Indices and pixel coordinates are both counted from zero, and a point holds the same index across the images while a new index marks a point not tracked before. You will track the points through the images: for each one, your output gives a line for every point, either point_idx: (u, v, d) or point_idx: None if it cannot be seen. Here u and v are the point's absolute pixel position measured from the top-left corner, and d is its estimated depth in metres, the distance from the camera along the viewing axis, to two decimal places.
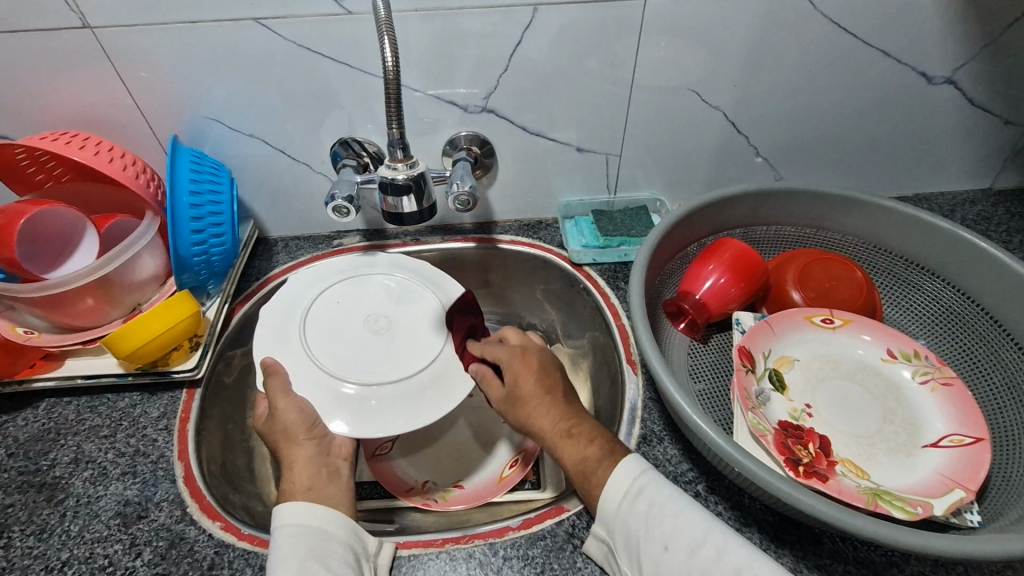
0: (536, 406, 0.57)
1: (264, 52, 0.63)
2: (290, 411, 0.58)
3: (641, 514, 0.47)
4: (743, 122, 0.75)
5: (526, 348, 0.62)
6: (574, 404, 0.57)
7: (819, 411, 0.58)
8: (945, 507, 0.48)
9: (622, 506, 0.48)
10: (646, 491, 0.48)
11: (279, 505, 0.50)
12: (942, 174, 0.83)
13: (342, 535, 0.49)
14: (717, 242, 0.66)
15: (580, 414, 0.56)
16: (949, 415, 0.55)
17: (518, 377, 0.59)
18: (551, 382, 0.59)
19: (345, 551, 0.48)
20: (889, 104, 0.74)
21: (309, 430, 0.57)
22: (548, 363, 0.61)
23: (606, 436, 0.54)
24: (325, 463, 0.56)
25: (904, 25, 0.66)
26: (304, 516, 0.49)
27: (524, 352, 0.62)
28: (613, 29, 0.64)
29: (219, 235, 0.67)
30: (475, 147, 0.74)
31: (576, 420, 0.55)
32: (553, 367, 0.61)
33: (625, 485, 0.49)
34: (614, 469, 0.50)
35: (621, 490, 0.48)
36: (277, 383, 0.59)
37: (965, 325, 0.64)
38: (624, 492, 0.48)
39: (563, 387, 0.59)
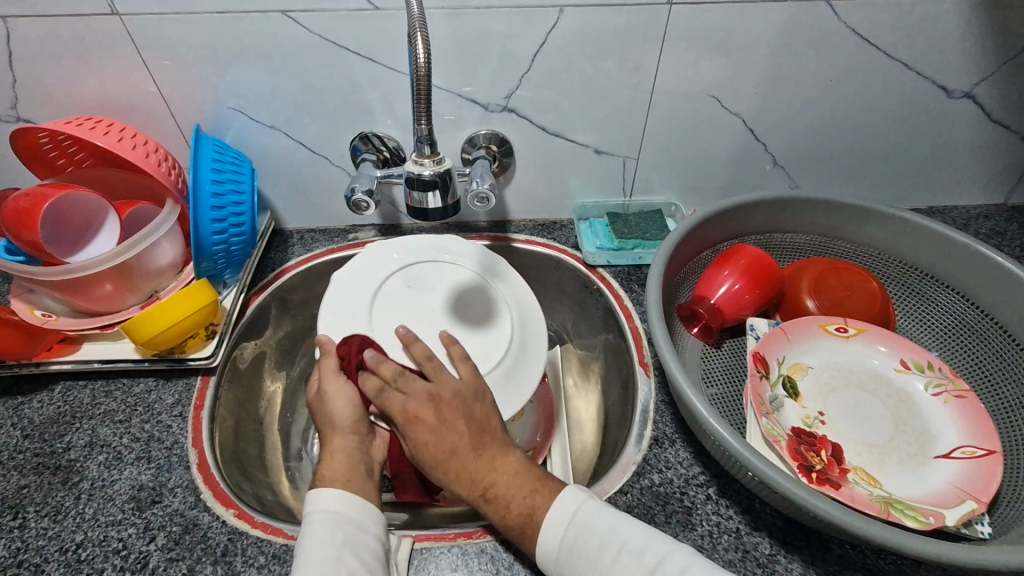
0: (442, 471, 0.54)
1: (289, 44, 0.63)
2: (339, 398, 0.59)
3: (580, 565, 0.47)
4: (761, 129, 0.75)
5: (421, 396, 0.57)
6: (486, 453, 0.54)
7: (832, 419, 0.58)
8: (956, 517, 0.48)
9: (557, 558, 0.48)
10: (581, 535, 0.48)
11: (313, 490, 0.52)
12: (957, 187, 0.83)
13: (375, 531, 0.51)
14: (734, 248, 0.67)
15: (492, 467, 0.54)
16: (962, 427, 0.56)
17: (418, 437, 0.55)
18: (458, 439, 0.55)
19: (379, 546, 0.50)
20: (908, 116, 0.74)
21: (356, 425, 0.59)
22: (454, 413, 0.56)
23: (532, 486, 0.52)
24: (365, 461, 0.57)
25: (925, 39, 0.66)
26: (338, 505, 0.50)
27: (420, 405, 0.56)
28: (637, 32, 0.65)
29: (239, 224, 0.67)
30: (494, 146, 0.75)
31: (494, 475, 0.53)
32: (455, 416, 0.56)
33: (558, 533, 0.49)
34: (548, 513, 0.50)
35: (555, 535, 0.48)
36: (328, 366, 0.60)
37: (978, 338, 0.64)
38: (559, 539, 0.48)
39: (468, 438, 0.55)
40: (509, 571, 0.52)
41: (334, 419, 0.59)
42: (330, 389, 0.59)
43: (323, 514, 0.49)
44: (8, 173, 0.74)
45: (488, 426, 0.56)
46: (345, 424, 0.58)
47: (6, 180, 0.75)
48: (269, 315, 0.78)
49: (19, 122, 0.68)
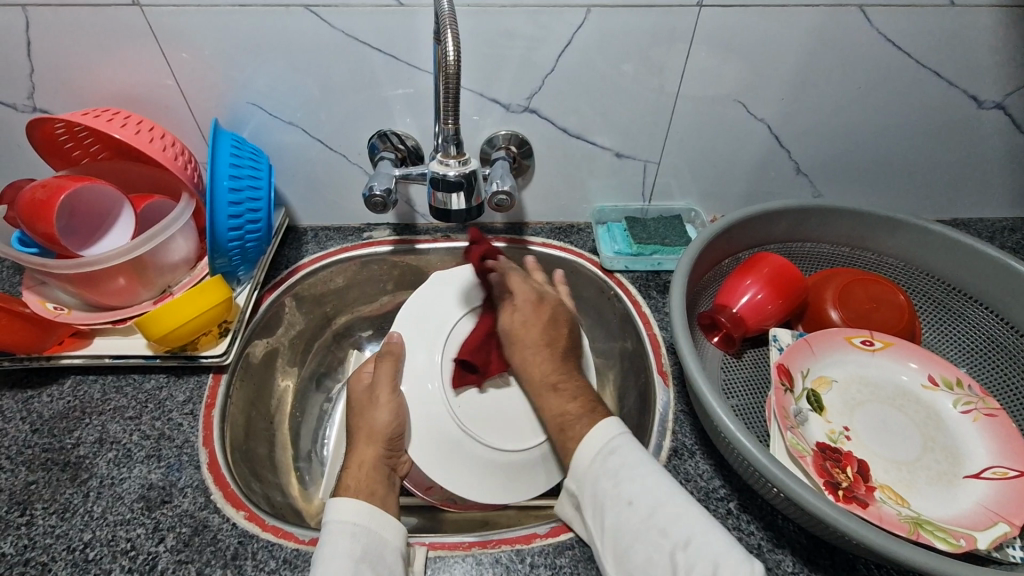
0: (531, 356, 0.66)
1: (310, 39, 0.62)
2: (385, 412, 0.61)
3: (610, 469, 0.51)
4: (786, 136, 0.74)
5: (544, 296, 0.70)
6: (565, 361, 0.66)
7: (858, 435, 0.56)
8: (989, 540, 0.47)
9: (594, 462, 0.53)
10: (618, 451, 0.52)
11: (334, 498, 0.52)
12: (983, 200, 0.81)
13: (394, 543, 0.50)
14: (756, 258, 0.65)
15: (573, 374, 0.64)
16: (992, 447, 0.54)
17: (527, 321, 0.68)
18: (557, 340, 0.67)
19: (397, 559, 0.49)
20: (937, 126, 0.73)
21: (390, 441, 0.59)
22: (559, 318, 0.69)
23: (591, 398, 0.61)
24: (389, 475, 0.58)
25: (959, 47, 0.65)
26: (357, 515, 0.50)
27: (539, 303, 0.69)
28: (663, 35, 0.63)
29: (256, 220, 0.66)
30: (513, 147, 0.74)
31: (565, 376, 0.64)
32: (561, 320, 0.69)
33: (600, 441, 0.54)
34: (587, 436, 0.55)
35: (593, 449, 0.53)
36: (387, 373, 0.64)
37: (1006, 354, 0.63)
38: (598, 448, 0.53)
39: (562, 343, 0.67)
40: None
41: (374, 428, 0.60)
42: (382, 396, 0.62)
43: (343, 523, 0.49)
44: (22, 164, 0.73)
45: (574, 347, 0.69)
46: (380, 434, 0.59)
47: (20, 171, 0.74)
48: (283, 313, 0.77)
49: (36, 112, 0.67)
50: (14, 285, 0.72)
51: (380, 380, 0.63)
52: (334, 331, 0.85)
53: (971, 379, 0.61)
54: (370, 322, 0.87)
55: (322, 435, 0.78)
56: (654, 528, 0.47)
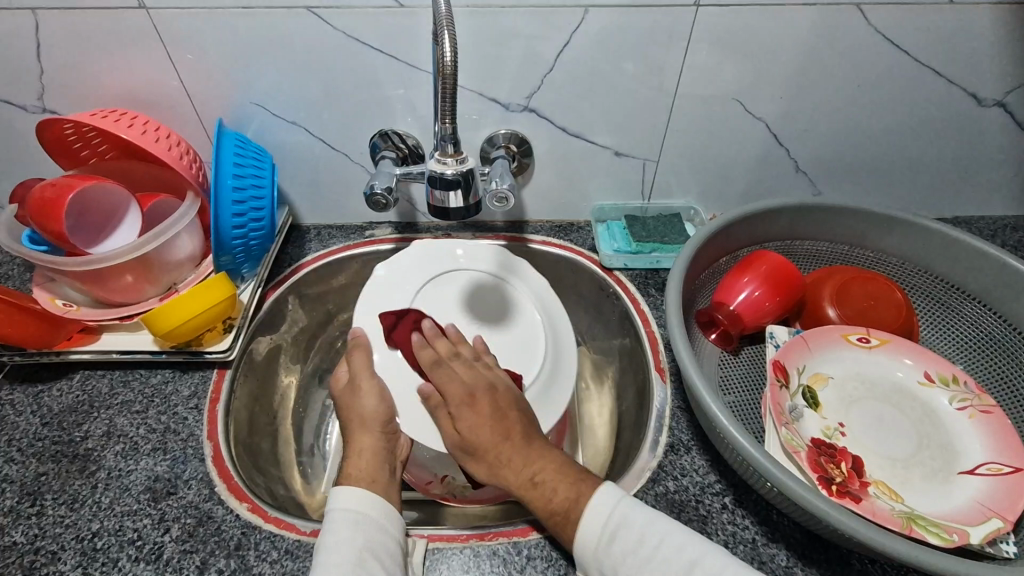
0: (498, 455, 0.57)
1: (312, 41, 0.63)
2: (371, 395, 0.61)
3: (621, 552, 0.48)
4: (786, 134, 0.74)
5: (476, 388, 0.61)
6: (533, 443, 0.58)
7: (853, 431, 0.57)
8: (982, 535, 0.47)
9: (600, 545, 0.48)
10: (622, 530, 0.48)
11: (339, 486, 0.53)
12: (983, 198, 0.81)
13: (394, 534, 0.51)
14: (754, 255, 0.66)
15: (540, 454, 0.57)
16: (987, 443, 0.54)
17: (472, 426, 0.58)
18: (511, 428, 0.58)
19: (394, 548, 0.49)
20: (936, 124, 0.73)
21: (383, 424, 0.60)
22: (505, 404, 0.60)
23: (573, 478, 0.54)
24: (389, 460, 0.58)
25: (957, 45, 0.65)
26: (358, 503, 0.51)
27: (471, 391, 0.60)
28: (660, 35, 0.64)
29: (259, 219, 0.67)
30: (513, 146, 0.75)
31: (540, 464, 0.56)
32: (508, 405, 0.60)
33: (604, 514, 0.50)
34: (588, 509, 0.50)
35: (599, 522, 0.49)
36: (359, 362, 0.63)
37: (1004, 352, 0.63)
38: (605, 519, 0.49)
39: (520, 427, 0.58)
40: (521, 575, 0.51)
41: (364, 414, 0.60)
42: (362, 384, 0.61)
43: (344, 513, 0.50)
44: (32, 164, 0.75)
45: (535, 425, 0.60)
46: (372, 420, 0.59)
47: (30, 171, 0.76)
48: (286, 309, 0.78)
49: (45, 112, 0.69)
50: (24, 282, 0.74)
51: (357, 370, 0.62)
52: (336, 329, 0.86)
53: (969, 376, 0.62)
54: None
55: (324, 430, 0.80)
56: None
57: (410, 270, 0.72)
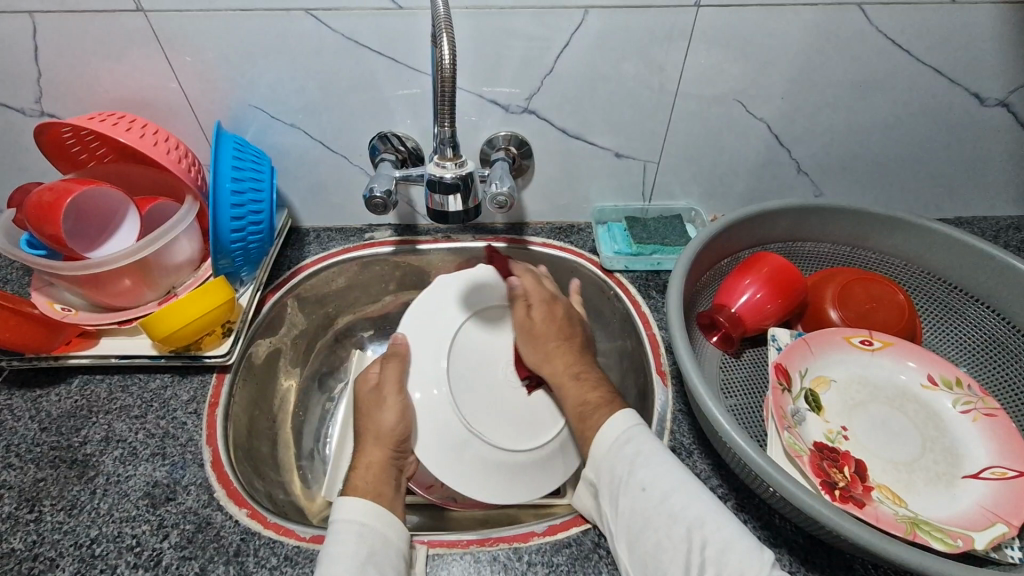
0: (555, 350, 0.66)
1: (310, 43, 0.63)
2: (392, 415, 0.61)
3: (628, 457, 0.53)
4: (787, 135, 0.74)
5: (556, 296, 0.70)
6: (586, 355, 0.66)
7: (856, 435, 0.56)
8: (986, 541, 0.47)
9: (613, 448, 0.54)
10: (637, 439, 0.54)
11: (341, 497, 0.53)
12: (987, 198, 0.81)
13: (396, 543, 0.50)
14: (756, 257, 0.65)
15: (589, 362, 0.66)
16: (992, 447, 0.54)
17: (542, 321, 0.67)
18: (573, 335, 0.67)
19: (396, 558, 0.49)
20: (938, 124, 0.72)
21: (397, 442, 0.60)
22: (572, 316, 0.69)
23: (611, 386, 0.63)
24: (396, 476, 0.58)
25: (960, 45, 0.64)
26: (366, 515, 0.51)
27: (552, 297, 0.69)
28: (660, 35, 0.64)
29: (258, 222, 0.67)
30: (513, 148, 0.74)
31: (586, 368, 0.65)
32: (575, 320, 0.69)
33: (614, 433, 0.55)
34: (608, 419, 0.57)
35: (612, 436, 0.55)
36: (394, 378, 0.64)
37: (1009, 354, 0.62)
38: (613, 440, 0.55)
39: (579, 339, 0.67)
40: None
41: (380, 430, 0.60)
42: (388, 399, 0.62)
43: (347, 522, 0.50)
44: (30, 168, 0.74)
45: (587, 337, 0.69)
46: (386, 437, 0.60)
47: (28, 175, 0.75)
48: (285, 313, 0.78)
49: (43, 116, 0.69)
50: (22, 286, 0.74)
51: (387, 380, 0.64)
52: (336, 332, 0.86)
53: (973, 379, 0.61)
54: (371, 322, 0.88)
55: (324, 434, 0.79)
56: (665, 513, 0.48)
57: (445, 294, 0.73)
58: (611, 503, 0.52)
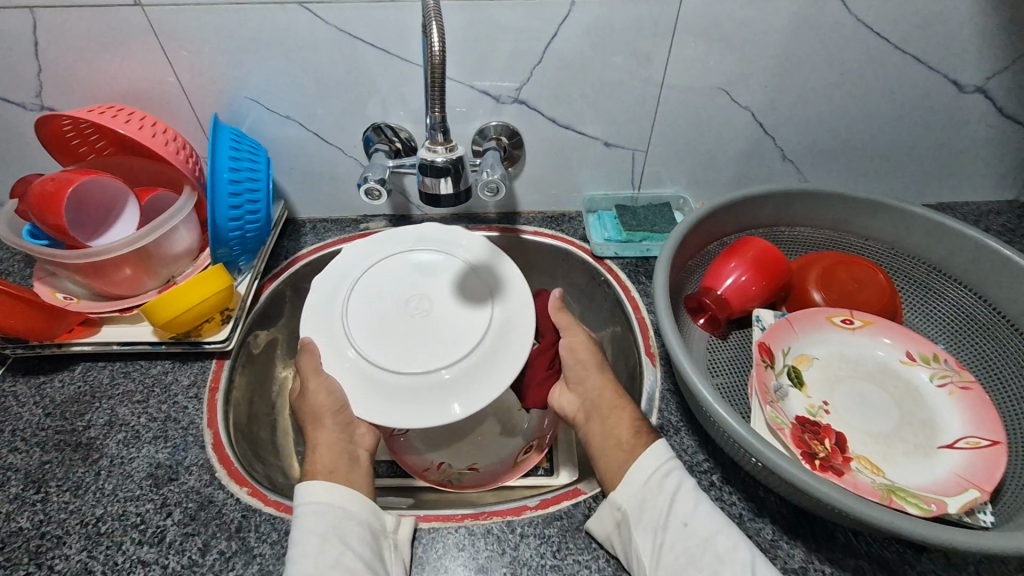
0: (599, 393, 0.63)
1: (304, 36, 0.65)
2: (320, 392, 0.62)
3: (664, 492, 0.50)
4: (771, 123, 0.75)
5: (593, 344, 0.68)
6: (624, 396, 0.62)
7: (836, 409, 0.58)
8: (959, 505, 0.49)
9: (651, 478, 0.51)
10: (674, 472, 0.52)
11: (300, 483, 0.53)
12: (968, 183, 0.83)
13: (361, 514, 0.51)
14: (741, 241, 0.67)
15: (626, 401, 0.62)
16: (967, 418, 0.56)
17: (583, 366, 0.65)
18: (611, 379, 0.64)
19: (363, 529, 0.51)
20: (918, 110, 0.74)
21: (336, 416, 0.61)
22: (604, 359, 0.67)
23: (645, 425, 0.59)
24: (349, 450, 0.59)
25: (936, 32, 0.66)
26: (326, 494, 0.51)
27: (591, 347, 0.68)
28: (646, 27, 0.65)
29: (255, 212, 0.69)
30: (504, 138, 0.76)
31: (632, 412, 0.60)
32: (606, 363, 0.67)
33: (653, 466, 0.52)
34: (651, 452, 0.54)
35: (649, 468, 0.52)
36: (308, 365, 0.63)
37: (986, 332, 0.64)
38: (653, 468, 0.52)
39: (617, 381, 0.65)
40: (515, 552, 0.53)
41: (315, 410, 0.61)
42: (310, 382, 0.62)
43: (307, 505, 0.51)
44: (31, 161, 0.76)
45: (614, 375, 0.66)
46: (324, 413, 0.61)
47: (29, 168, 0.77)
48: (283, 302, 0.79)
49: (43, 110, 0.70)
50: (24, 278, 0.75)
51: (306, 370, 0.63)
52: None
53: (951, 356, 0.63)
54: None
55: None
56: (710, 553, 0.46)
57: (356, 256, 0.74)
58: (644, 536, 0.49)
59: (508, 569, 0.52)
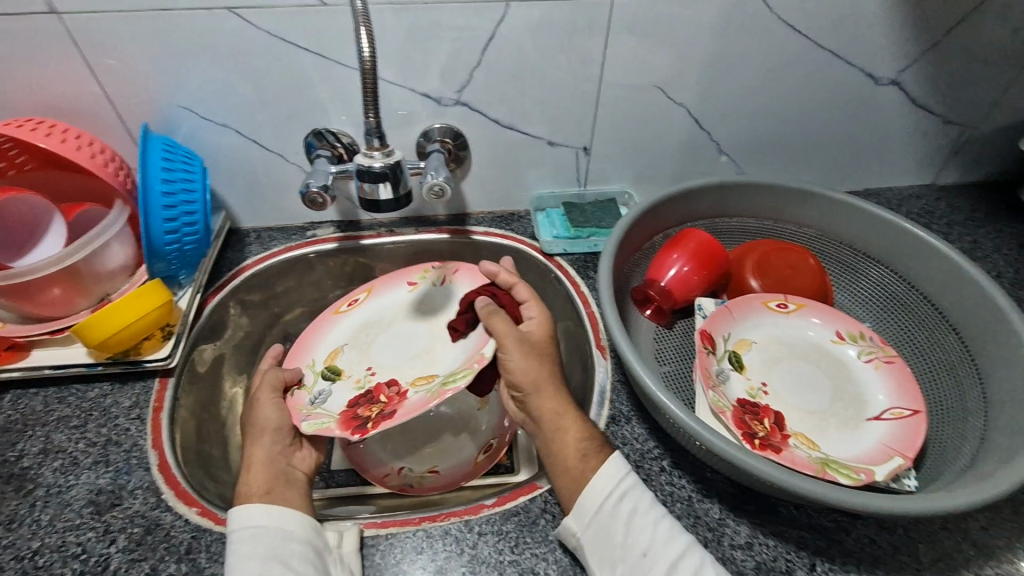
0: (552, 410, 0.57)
1: (236, 41, 0.63)
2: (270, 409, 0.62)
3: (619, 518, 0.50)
4: (707, 119, 0.78)
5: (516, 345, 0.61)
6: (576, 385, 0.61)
7: (774, 389, 0.61)
8: (885, 473, 0.52)
9: (604, 505, 0.50)
10: (630, 495, 0.51)
11: (234, 507, 0.51)
12: (890, 170, 0.88)
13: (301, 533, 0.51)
14: (682, 232, 0.69)
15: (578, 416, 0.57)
16: (891, 390, 0.60)
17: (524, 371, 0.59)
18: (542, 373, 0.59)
19: (304, 548, 0.50)
20: (841, 103, 0.78)
21: (276, 433, 0.60)
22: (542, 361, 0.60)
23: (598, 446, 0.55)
24: (286, 464, 0.58)
25: (851, 29, 0.70)
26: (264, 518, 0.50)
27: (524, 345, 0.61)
28: (582, 27, 0.67)
29: (192, 223, 0.67)
30: (449, 140, 0.76)
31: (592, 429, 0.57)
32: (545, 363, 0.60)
33: (607, 489, 0.51)
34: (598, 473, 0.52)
35: (603, 492, 0.51)
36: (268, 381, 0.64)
37: (906, 308, 0.69)
38: (607, 493, 0.51)
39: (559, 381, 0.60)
40: (473, 551, 0.53)
41: (261, 425, 0.60)
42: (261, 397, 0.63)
43: (244, 530, 0.49)
44: None
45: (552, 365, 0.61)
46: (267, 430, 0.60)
47: None
48: (229, 315, 0.77)
49: None
50: None
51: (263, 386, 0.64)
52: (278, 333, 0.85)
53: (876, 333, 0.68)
54: None
55: None
56: None
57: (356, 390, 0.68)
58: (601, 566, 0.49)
59: (466, 568, 0.52)
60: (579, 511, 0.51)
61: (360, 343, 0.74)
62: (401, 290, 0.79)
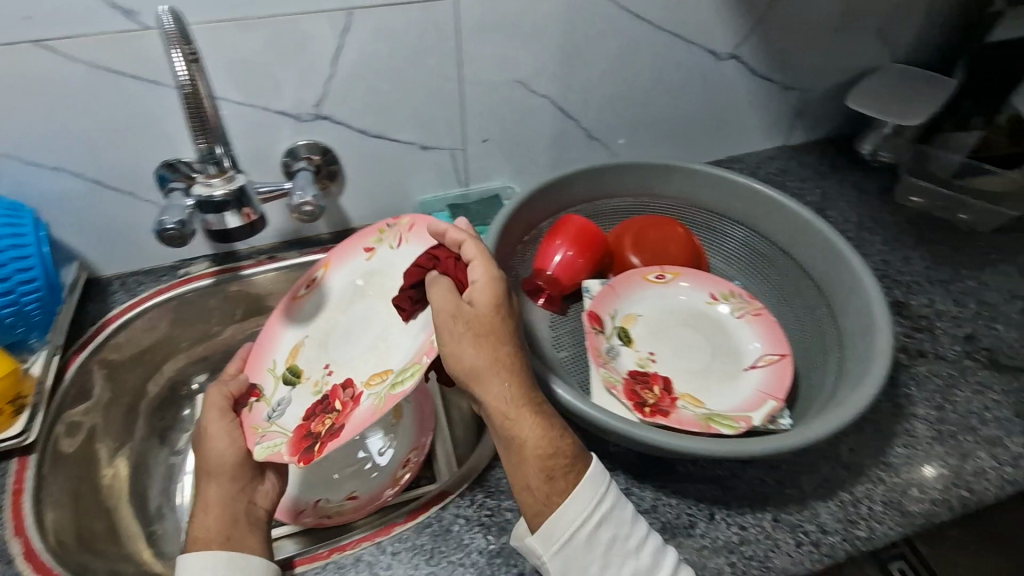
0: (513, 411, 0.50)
1: (50, 76, 0.58)
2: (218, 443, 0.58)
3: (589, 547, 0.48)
4: (572, 107, 0.81)
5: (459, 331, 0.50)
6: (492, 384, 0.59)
7: (661, 356, 0.65)
8: (760, 417, 0.57)
9: (577, 532, 0.47)
10: (609, 521, 0.48)
11: (183, 555, 0.50)
12: (748, 136, 0.95)
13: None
14: (561, 220, 0.71)
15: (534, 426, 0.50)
16: (761, 339, 0.65)
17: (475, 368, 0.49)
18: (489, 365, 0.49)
19: None
20: (691, 79, 0.83)
21: (217, 479, 0.57)
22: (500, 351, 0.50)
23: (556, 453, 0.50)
24: (239, 509, 0.55)
25: (683, 9, 0.75)
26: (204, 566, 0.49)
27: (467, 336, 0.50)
28: (430, 29, 0.67)
29: (30, 280, 0.60)
30: (316, 156, 0.73)
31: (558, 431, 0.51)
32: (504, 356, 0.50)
33: (578, 518, 0.48)
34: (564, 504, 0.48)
35: (578, 519, 0.48)
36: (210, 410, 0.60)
37: (768, 261, 0.75)
38: (586, 521, 0.48)
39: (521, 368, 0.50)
40: (388, 570, 0.52)
41: (206, 465, 0.57)
42: (211, 429, 0.59)
43: None
44: None
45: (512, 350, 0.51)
46: (211, 470, 0.57)
47: None
48: (96, 374, 0.70)
49: None
50: None
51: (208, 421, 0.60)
52: (163, 384, 0.79)
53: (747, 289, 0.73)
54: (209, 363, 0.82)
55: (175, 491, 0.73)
56: None
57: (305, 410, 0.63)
58: None
59: None
60: (544, 534, 0.48)
61: (322, 337, 0.69)
62: (357, 258, 0.70)
